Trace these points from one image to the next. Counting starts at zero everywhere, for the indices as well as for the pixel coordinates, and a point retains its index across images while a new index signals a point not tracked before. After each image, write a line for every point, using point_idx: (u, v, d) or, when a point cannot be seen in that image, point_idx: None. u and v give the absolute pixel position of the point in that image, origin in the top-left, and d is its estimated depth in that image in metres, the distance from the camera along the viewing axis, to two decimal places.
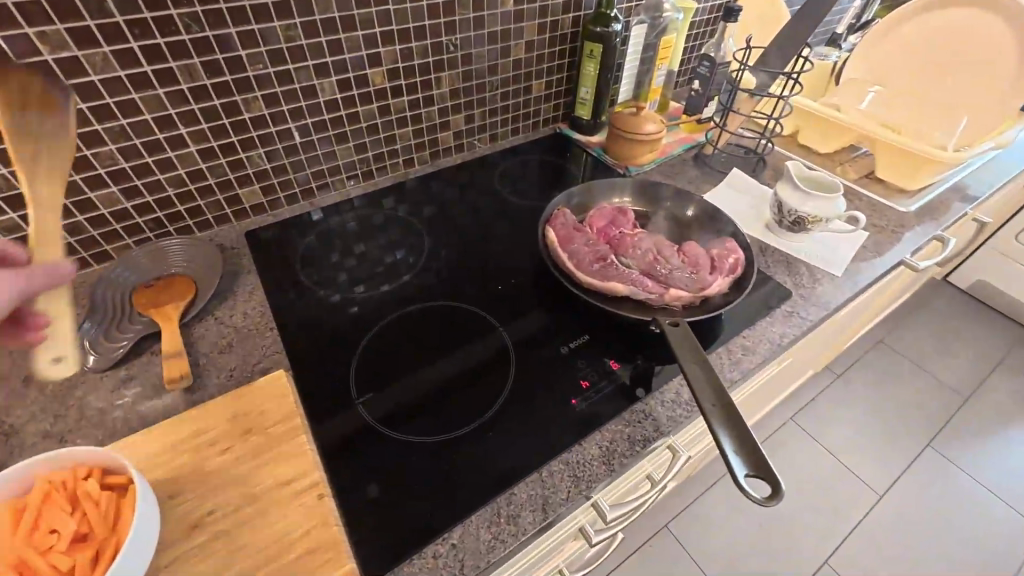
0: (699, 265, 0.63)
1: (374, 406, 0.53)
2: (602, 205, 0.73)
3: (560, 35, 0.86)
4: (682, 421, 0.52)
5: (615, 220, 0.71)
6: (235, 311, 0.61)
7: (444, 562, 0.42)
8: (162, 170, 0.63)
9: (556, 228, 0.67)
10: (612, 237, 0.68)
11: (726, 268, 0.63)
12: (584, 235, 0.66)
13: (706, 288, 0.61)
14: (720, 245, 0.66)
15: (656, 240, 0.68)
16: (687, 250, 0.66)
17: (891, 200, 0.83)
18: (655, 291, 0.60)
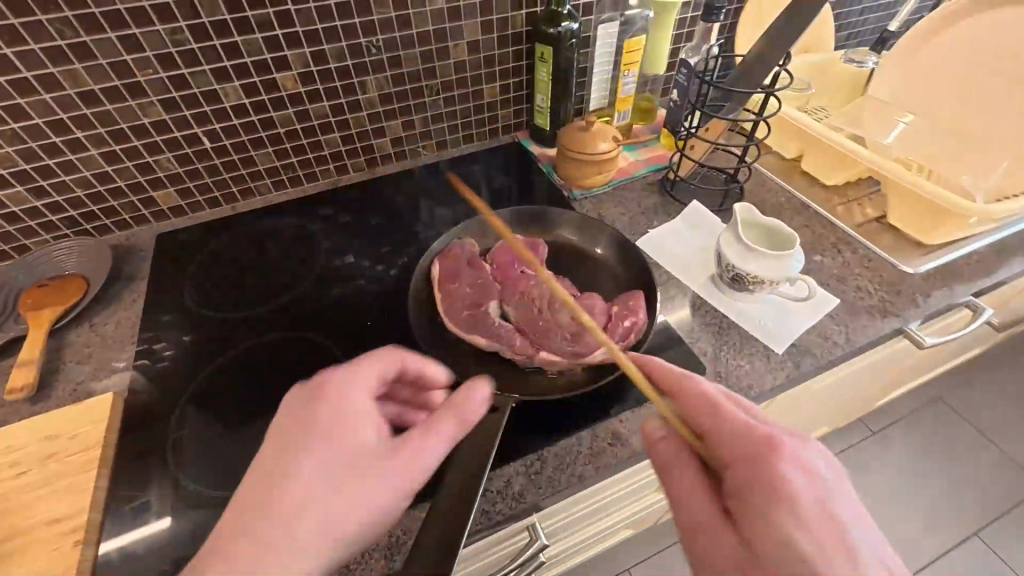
0: (587, 325, 0.54)
1: (187, 443, 0.51)
2: (514, 237, 0.66)
3: (513, 34, 0.76)
4: (498, 520, 0.45)
5: (522, 257, 0.64)
6: (114, 322, 0.63)
7: None
8: (66, 172, 0.65)
9: (446, 263, 0.62)
10: (507, 278, 0.62)
11: (617, 333, 0.53)
12: (474, 273, 0.61)
13: (584, 355, 0.52)
14: (624, 302, 0.56)
15: (556, 286, 0.59)
16: (584, 304, 0.57)
17: (898, 254, 0.66)
18: (520, 353, 0.53)
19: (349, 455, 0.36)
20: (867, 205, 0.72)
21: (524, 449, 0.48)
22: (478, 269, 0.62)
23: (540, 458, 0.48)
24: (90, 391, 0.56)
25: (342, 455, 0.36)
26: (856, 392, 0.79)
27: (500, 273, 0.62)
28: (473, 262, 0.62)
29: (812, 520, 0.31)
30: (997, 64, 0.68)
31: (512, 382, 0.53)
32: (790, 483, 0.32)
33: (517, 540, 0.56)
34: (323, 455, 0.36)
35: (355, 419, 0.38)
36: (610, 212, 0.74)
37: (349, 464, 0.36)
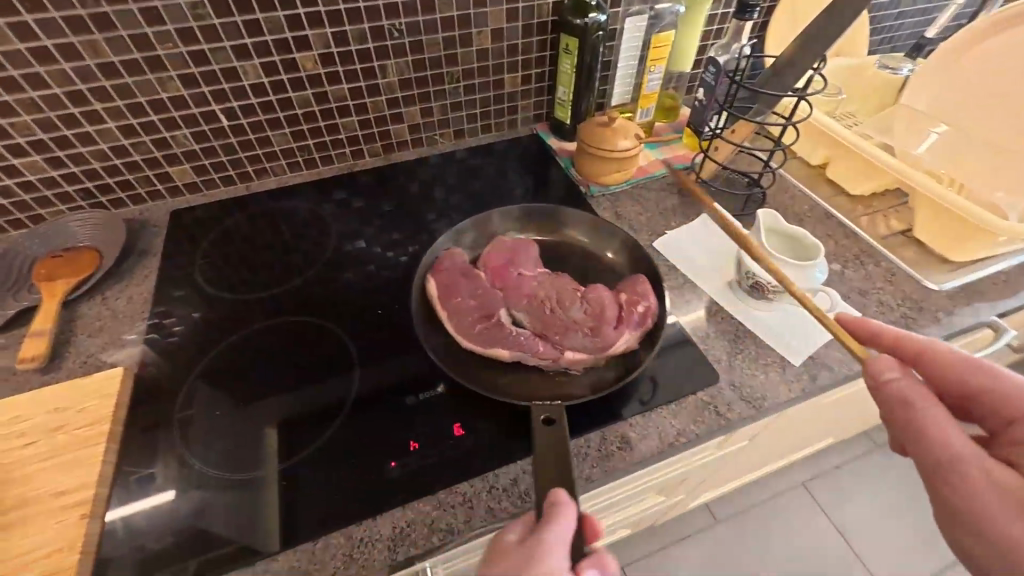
0: (601, 318, 0.54)
1: (192, 423, 0.51)
2: (501, 237, 0.64)
3: (539, 23, 0.74)
4: (501, 518, 0.44)
5: (515, 256, 0.63)
6: (126, 297, 0.63)
7: None
8: (83, 144, 0.64)
9: (439, 277, 0.60)
10: (506, 281, 0.60)
11: (634, 320, 0.54)
12: (470, 282, 0.59)
13: (608, 348, 0.52)
14: (632, 289, 0.57)
15: (557, 283, 0.59)
16: (592, 296, 0.56)
17: (921, 269, 0.64)
18: (546, 358, 0.52)
19: None
20: (892, 217, 0.71)
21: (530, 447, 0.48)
22: (474, 279, 0.59)
23: None
24: (100, 364, 0.56)
25: None
26: (867, 406, 0.78)
27: (494, 277, 0.60)
28: (466, 272, 0.60)
29: None
30: None
31: (534, 385, 0.53)
32: None
33: None
34: None
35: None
36: (628, 211, 0.73)
37: None
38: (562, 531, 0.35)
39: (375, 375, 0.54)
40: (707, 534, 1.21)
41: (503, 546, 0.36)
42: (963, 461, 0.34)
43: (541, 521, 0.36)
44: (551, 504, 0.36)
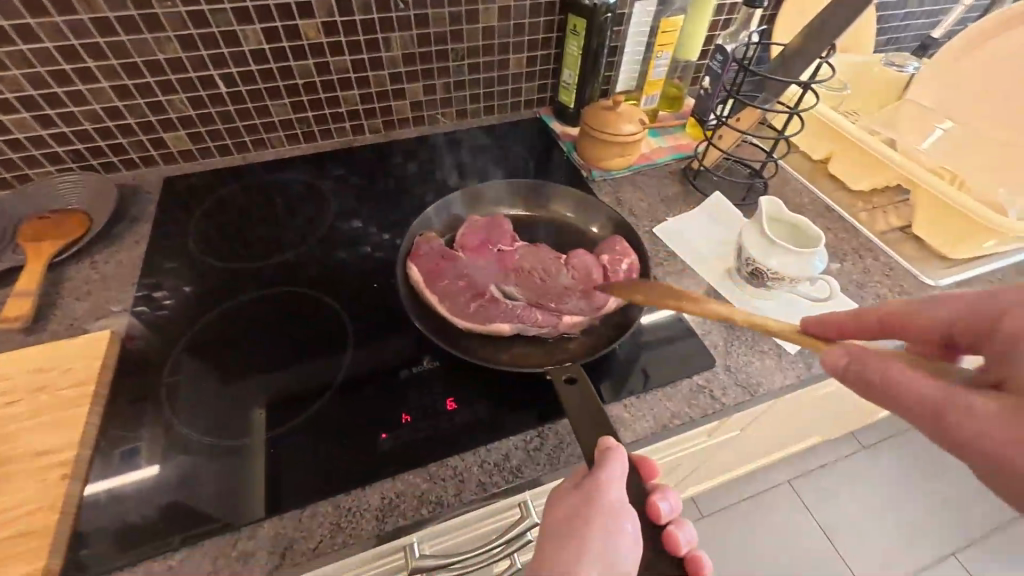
0: (589, 281, 0.56)
1: (179, 390, 0.50)
2: (474, 218, 0.64)
3: (547, 3, 0.73)
4: (491, 492, 0.44)
5: (490, 233, 0.63)
6: (115, 262, 0.62)
7: None
8: (76, 103, 0.63)
9: (420, 262, 0.57)
10: (488, 258, 0.60)
11: (621, 278, 0.56)
12: (455, 263, 0.58)
13: (602, 307, 0.54)
14: (612, 251, 0.59)
15: (538, 254, 0.60)
16: (575, 263, 0.58)
17: (919, 265, 0.64)
18: (546, 324, 0.53)
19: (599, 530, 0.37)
20: (892, 214, 0.71)
21: (523, 424, 0.47)
22: (457, 258, 0.58)
23: (538, 435, 0.47)
24: (86, 328, 0.55)
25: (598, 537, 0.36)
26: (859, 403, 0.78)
27: (475, 255, 0.60)
28: (447, 255, 0.58)
29: None
30: None
31: (533, 353, 0.53)
32: None
33: (506, 517, 0.55)
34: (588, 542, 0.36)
35: (601, 547, 0.36)
36: (629, 197, 0.72)
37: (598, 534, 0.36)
38: (617, 472, 0.38)
39: (368, 348, 0.54)
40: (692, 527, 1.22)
41: (567, 488, 0.40)
42: (953, 392, 0.30)
43: (594, 467, 0.39)
44: (599, 452, 0.39)
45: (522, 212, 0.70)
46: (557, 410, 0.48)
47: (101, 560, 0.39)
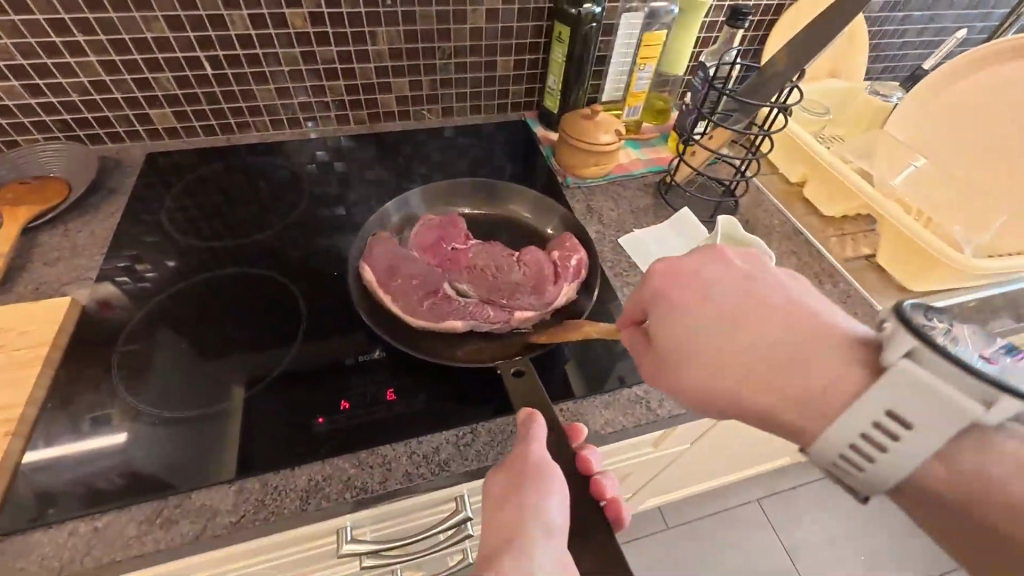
0: (540, 276, 0.58)
1: (131, 361, 0.51)
2: (429, 216, 0.66)
3: (535, 9, 0.74)
4: (417, 482, 0.45)
5: (444, 232, 0.64)
6: (89, 231, 0.64)
7: (74, 541, 0.40)
8: (64, 75, 0.64)
9: (373, 264, 0.58)
10: (442, 258, 0.62)
11: (569, 273, 0.58)
12: (409, 263, 0.59)
13: (551, 302, 0.56)
14: (561, 248, 0.61)
15: (491, 251, 0.62)
16: (527, 259, 0.60)
17: (878, 295, 0.65)
18: (497, 320, 0.55)
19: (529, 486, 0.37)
20: (861, 242, 0.71)
21: (458, 419, 0.48)
22: (412, 258, 0.60)
23: (471, 431, 0.48)
24: (52, 293, 0.57)
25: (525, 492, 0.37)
26: None
27: (429, 254, 0.62)
28: (401, 254, 0.60)
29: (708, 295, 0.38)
30: (1016, 109, 0.65)
31: (483, 349, 0.55)
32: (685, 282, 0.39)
33: (444, 510, 0.55)
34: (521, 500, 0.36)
35: (539, 503, 0.36)
36: (601, 206, 0.73)
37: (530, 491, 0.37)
38: (539, 434, 0.40)
39: (320, 334, 0.55)
40: (653, 538, 1.23)
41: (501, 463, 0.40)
42: (662, 367, 0.39)
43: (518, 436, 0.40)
44: (522, 420, 0.41)
45: (493, 213, 0.71)
46: (492, 408, 0.49)
47: (32, 515, 0.41)
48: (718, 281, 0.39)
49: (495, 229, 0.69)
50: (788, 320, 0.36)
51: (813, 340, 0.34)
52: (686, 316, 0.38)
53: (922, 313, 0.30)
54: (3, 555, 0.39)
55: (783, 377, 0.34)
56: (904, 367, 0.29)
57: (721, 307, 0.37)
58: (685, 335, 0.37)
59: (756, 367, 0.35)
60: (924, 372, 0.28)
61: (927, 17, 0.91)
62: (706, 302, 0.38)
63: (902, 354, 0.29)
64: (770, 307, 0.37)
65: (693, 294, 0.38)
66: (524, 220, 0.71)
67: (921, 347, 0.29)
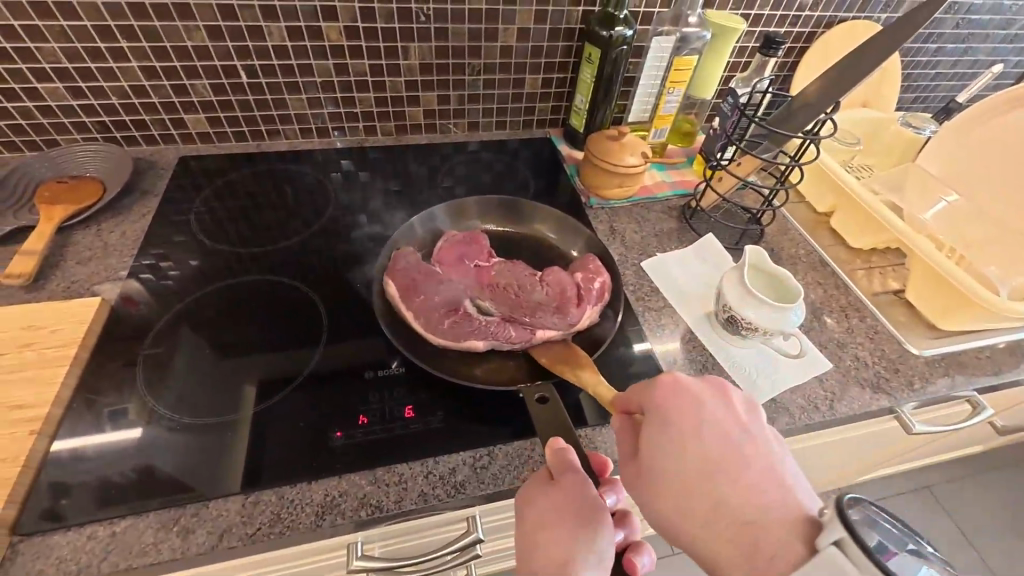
0: (563, 297, 0.56)
1: (155, 364, 0.52)
2: (452, 232, 0.66)
3: (566, 29, 0.75)
4: (433, 503, 0.44)
5: (465, 249, 0.64)
6: (120, 231, 0.65)
7: (91, 545, 0.40)
8: (106, 78, 0.66)
9: (397, 278, 0.59)
10: (464, 275, 0.62)
11: (592, 296, 0.58)
12: (431, 279, 0.59)
13: (574, 324, 0.55)
14: (584, 269, 0.61)
15: (514, 269, 0.61)
16: (550, 279, 0.59)
17: (907, 332, 0.63)
18: (518, 338, 0.55)
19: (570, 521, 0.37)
20: (888, 276, 0.70)
21: (475, 440, 0.48)
22: (434, 274, 0.60)
23: (487, 453, 0.48)
24: (81, 291, 0.58)
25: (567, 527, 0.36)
26: (839, 463, 0.76)
27: (452, 270, 0.62)
28: (424, 269, 0.60)
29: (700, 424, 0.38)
30: None
31: (502, 370, 0.54)
32: (682, 405, 0.39)
33: (454, 529, 0.54)
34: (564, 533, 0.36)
35: (589, 528, 0.36)
36: (624, 227, 0.73)
37: (571, 527, 0.36)
38: (577, 462, 0.39)
39: (341, 345, 0.55)
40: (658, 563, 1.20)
41: (532, 492, 0.39)
42: (637, 479, 0.39)
43: (557, 468, 0.39)
44: (558, 454, 0.39)
45: (516, 230, 0.72)
46: (509, 431, 0.49)
47: (52, 516, 0.41)
48: (712, 419, 0.38)
49: (517, 246, 0.69)
50: (762, 483, 0.36)
51: (774, 511, 0.34)
52: (672, 443, 0.38)
53: (865, 510, 0.30)
54: (21, 555, 0.40)
55: (733, 539, 0.34)
56: (828, 557, 0.30)
57: (707, 445, 0.37)
58: (665, 459, 0.38)
59: (712, 519, 0.35)
60: (848, 565, 0.29)
61: (960, 49, 0.90)
62: (694, 432, 0.38)
63: (831, 541, 0.30)
64: (749, 464, 0.37)
65: (682, 428, 0.38)
66: (546, 238, 0.71)
67: (850, 539, 0.30)
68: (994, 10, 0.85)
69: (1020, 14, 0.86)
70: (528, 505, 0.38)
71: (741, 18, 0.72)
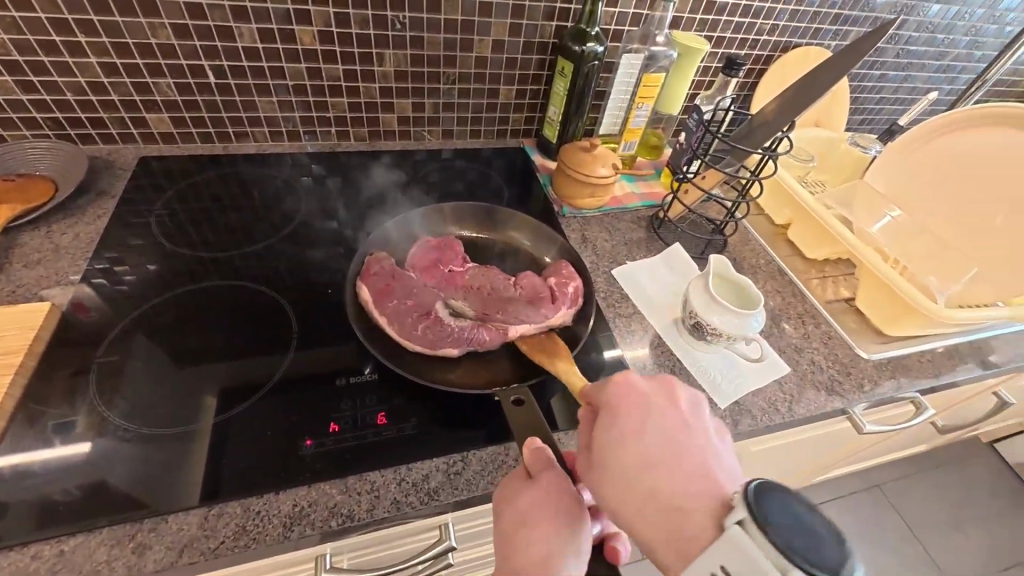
0: (536, 298, 0.58)
1: (110, 372, 0.49)
2: (425, 239, 0.66)
3: (539, 43, 0.77)
4: (407, 510, 0.44)
5: (439, 254, 0.64)
6: (72, 233, 0.62)
7: (35, 565, 0.38)
8: (60, 73, 0.63)
9: (370, 283, 0.58)
10: (438, 279, 0.62)
11: (566, 299, 0.59)
12: (403, 283, 0.59)
13: (547, 326, 0.57)
14: (558, 275, 0.62)
15: (489, 275, 0.62)
16: (523, 282, 0.60)
17: (857, 338, 0.67)
18: (492, 342, 0.55)
19: (548, 516, 0.37)
20: (841, 285, 0.74)
21: (448, 446, 0.48)
22: (406, 278, 0.60)
23: (461, 459, 0.47)
24: (28, 296, 0.55)
25: (546, 522, 0.36)
26: (798, 463, 0.79)
27: (425, 275, 0.62)
28: (397, 274, 0.60)
29: (646, 423, 0.39)
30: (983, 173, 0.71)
31: (477, 376, 0.55)
32: (630, 404, 0.40)
33: (426, 538, 0.53)
34: (543, 529, 0.36)
35: (569, 525, 0.36)
36: (595, 236, 0.74)
37: (550, 522, 0.36)
38: (553, 460, 0.40)
39: (312, 351, 0.54)
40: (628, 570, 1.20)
41: (512, 492, 0.39)
42: (588, 472, 0.40)
43: (535, 466, 0.39)
44: (536, 453, 0.40)
45: (489, 237, 0.73)
46: (483, 437, 0.49)
47: None
48: (656, 420, 0.39)
49: (491, 253, 0.70)
50: (697, 481, 0.37)
51: (705, 503, 0.36)
52: (619, 441, 0.38)
53: (766, 495, 0.33)
54: None
55: (663, 529, 0.36)
56: (731, 532, 0.33)
57: (651, 443, 0.38)
58: (614, 455, 0.38)
59: (645, 514, 0.36)
60: (747, 540, 0.32)
61: (900, 76, 0.97)
62: (641, 431, 0.39)
63: (735, 521, 0.33)
64: (688, 461, 0.37)
65: (628, 430, 0.39)
66: (519, 244, 0.72)
67: (748, 519, 0.33)
68: (929, 42, 0.92)
69: (952, 47, 0.94)
70: (508, 504, 0.38)
71: (704, 39, 0.76)
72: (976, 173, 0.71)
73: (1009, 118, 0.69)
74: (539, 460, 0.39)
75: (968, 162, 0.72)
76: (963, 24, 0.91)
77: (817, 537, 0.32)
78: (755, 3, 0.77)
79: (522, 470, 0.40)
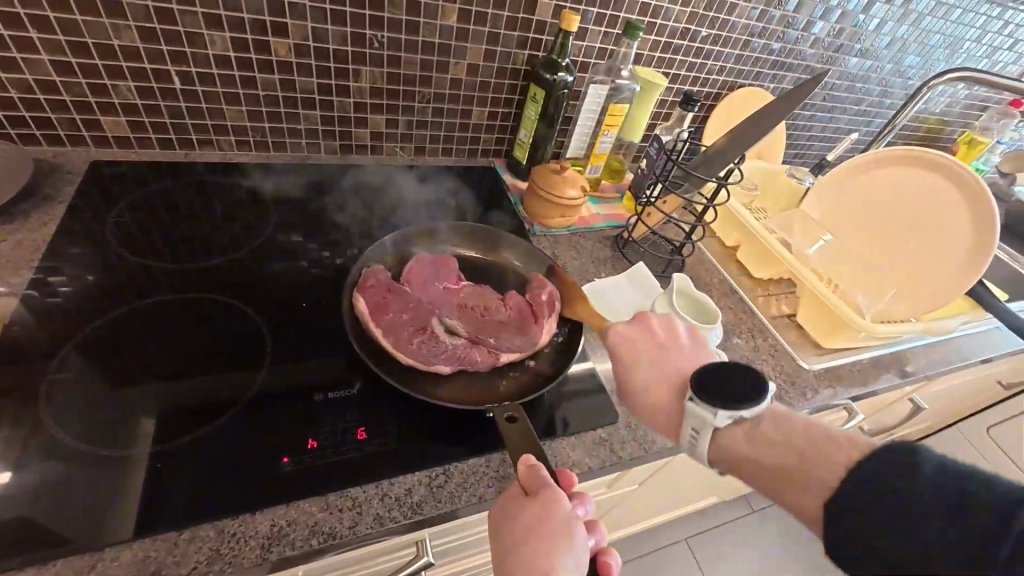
0: (524, 318, 0.62)
1: (56, 392, 0.46)
2: (421, 255, 0.67)
3: (512, 69, 0.80)
4: (389, 524, 0.44)
5: (435, 271, 0.66)
6: (14, 242, 0.58)
7: None
8: (5, 69, 0.59)
9: (368, 296, 0.59)
10: (432, 294, 0.63)
11: (551, 315, 0.62)
12: (399, 298, 0.60)
13: (535, 344, 0.58)
14: (542, 292, 0.65)
15: (481, 293, 0.65)
16: (512, 303, 0.64)
17: (797, 350, 0.74)
18: (483, 361, 0.56)
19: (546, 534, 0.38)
20: (783, 302, 0.81)
21: (431, 460, 0.48)
22: (404, 292, 0.61)
23: (442, 473, 0.48)
24: None
25: (544, 542, 0.38)
26: None
27: (419, 291, 0.63)
28: (394, 288, 0.61)
29: (631, 352, 0.48)
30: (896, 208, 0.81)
31: (466, 394, 0.54)
32: (617, 344, 0.49)
33: (403, 555, 0.53)
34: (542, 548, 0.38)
35: (567, 545, 0.38)
36: (564, 254, 0.78)
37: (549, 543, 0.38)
38: (548, 478, 0.41)
39: (284, 366, 0.53)
40: None
41: (510, 510, 0.40)
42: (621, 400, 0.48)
43: (531, 485, 0.40)
44: (531, 471, 0.41)
45: (464, 253, 0.74)
46: (462, 450, 0.49)
47: None
48: (642, 351, 0.48)
49: (464, 269, 0.71)
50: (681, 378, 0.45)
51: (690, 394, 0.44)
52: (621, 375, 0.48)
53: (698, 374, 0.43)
54: None
55: (662, 426, 0.45)
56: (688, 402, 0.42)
57: (642, 366, 0.47)
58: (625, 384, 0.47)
59: (649, 419, 0.46)
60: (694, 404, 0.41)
61: (827, 117, 1.09)
62: (632, 363, 0.48)
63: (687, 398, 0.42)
64: (672, 367, 0.46)
65: (622, 363, 0.48)
66: (496, 260, 0.74)
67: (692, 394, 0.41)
68: (850, 89, 1.05)
69: (868, 95, 1.08)
70: (508, 523, 0.40)
71: (662, 74, 0.82)
72: (891, 208, 0.81)
73: (914, 159, 0.79)
74: (536, 483, 0.40)
75: (884, 197, 0.82)
76: (876, 76, 1.04)
77: (739, 386, 0.41)
78: (705, 46, 0.86)
79: (519, 489, 0.41)
